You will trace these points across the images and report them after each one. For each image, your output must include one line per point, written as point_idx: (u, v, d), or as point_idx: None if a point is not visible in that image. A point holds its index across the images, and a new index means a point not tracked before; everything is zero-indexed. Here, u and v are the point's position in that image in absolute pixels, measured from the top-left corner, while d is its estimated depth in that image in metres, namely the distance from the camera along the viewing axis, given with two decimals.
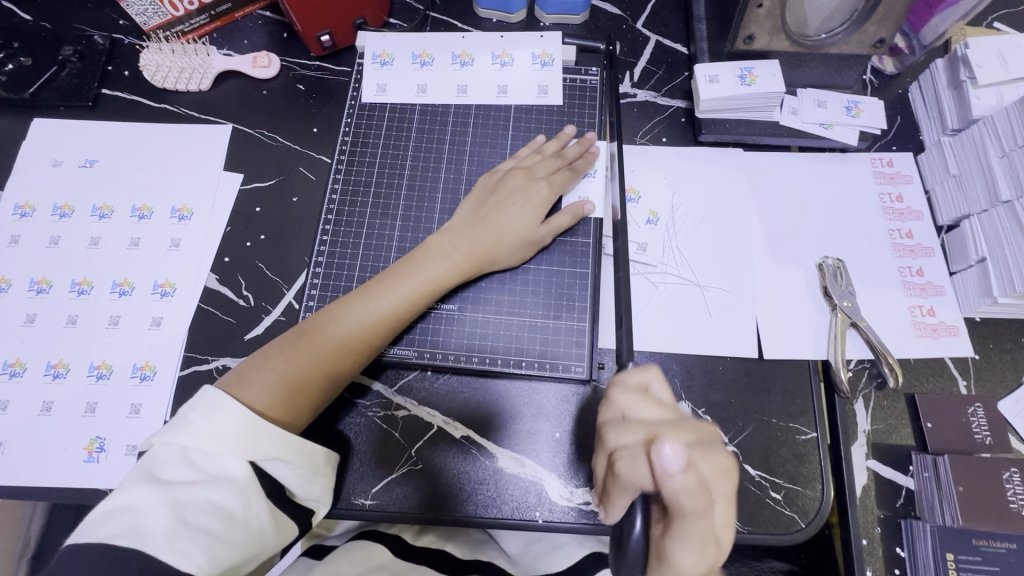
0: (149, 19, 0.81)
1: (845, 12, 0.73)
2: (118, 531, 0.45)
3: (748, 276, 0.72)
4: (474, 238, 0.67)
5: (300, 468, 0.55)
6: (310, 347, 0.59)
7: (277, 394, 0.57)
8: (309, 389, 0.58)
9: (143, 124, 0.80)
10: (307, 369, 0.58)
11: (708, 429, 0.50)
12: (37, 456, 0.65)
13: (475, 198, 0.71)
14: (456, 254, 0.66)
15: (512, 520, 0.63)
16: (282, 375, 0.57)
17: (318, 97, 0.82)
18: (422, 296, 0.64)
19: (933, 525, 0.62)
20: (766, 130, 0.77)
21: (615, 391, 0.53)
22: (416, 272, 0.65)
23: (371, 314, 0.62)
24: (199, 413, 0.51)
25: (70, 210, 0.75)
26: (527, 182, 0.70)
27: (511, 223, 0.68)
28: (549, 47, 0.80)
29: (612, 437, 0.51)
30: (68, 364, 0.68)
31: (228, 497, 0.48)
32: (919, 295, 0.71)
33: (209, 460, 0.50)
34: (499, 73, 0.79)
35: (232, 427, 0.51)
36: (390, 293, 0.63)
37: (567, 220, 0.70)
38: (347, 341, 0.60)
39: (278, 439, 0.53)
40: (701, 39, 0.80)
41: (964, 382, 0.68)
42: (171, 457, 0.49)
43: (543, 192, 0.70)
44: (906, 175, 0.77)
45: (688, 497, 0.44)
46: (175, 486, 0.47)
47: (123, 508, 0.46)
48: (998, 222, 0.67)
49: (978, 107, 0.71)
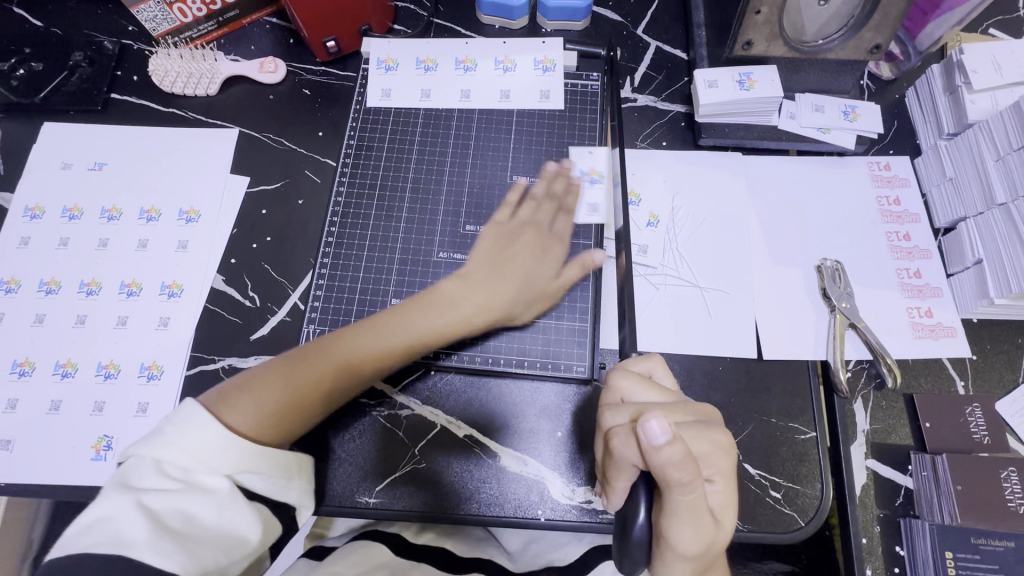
0: (158, 25, 0.83)
1: (841, 18, 0.74)
2: (97, 540, 0.45)
3: (748, 277, 0.73)
4: (482, 292, 0.66)
5: (276, 475, 0.54)
6: (299, 376, 0.58)
7: (257, 418, 0.55)
8: (289, 417, 0.57)
9: (152, 128, 0.81)
10: (292, 399, 0.57)
11: (706, 410, 0.53)
12: (46, 455, 0.66)
13: (487, 242, 0.69)
14: (463, 309, 0.65)
15: (514, 518, 0.63)
16: (267, 401, 0.56)
17: (323, 101, 0.83)
18: (419, 344, 0.63)
19: (932, 524, 0.62)
20: (765, 134, 0.78)
21: (615, 375, 0.56)
22: (418, 319, 0.64)
23: (364, 352, 0.61)
24: (175, 425, 0.52)
25: (79, 212, 0.76)
26: (542, 238, 0.69)
27: (525, 280, 0.67)
28: (551, 52, 0.81)
29: (608, 418, 0.53)
30: (76, 364, 0.69)
31: (201, 506, 0.48)
32: (916, 297, 0.72)
33: (182, 471, 0.50)
34: (502, 78, 0.81)
35: (203, 439, 0.51)
36: (390, 334, 0.63)
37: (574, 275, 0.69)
38: (335, 374, 0.60)
39: (249, 449, 0.53)
40: (700, 45, 0.81)
41: (962, 383, 0.69)
42: (145, 467, 0.49)
43: (556, 248, 0.69)
44: (903, 178, 0.78)
45: (675, 470, 0.44)
46: (149, 495, 0.47)
47: (100, 520, 0.46)
48: (994, 224, 0.68)
49: (974, 111, 0.72)
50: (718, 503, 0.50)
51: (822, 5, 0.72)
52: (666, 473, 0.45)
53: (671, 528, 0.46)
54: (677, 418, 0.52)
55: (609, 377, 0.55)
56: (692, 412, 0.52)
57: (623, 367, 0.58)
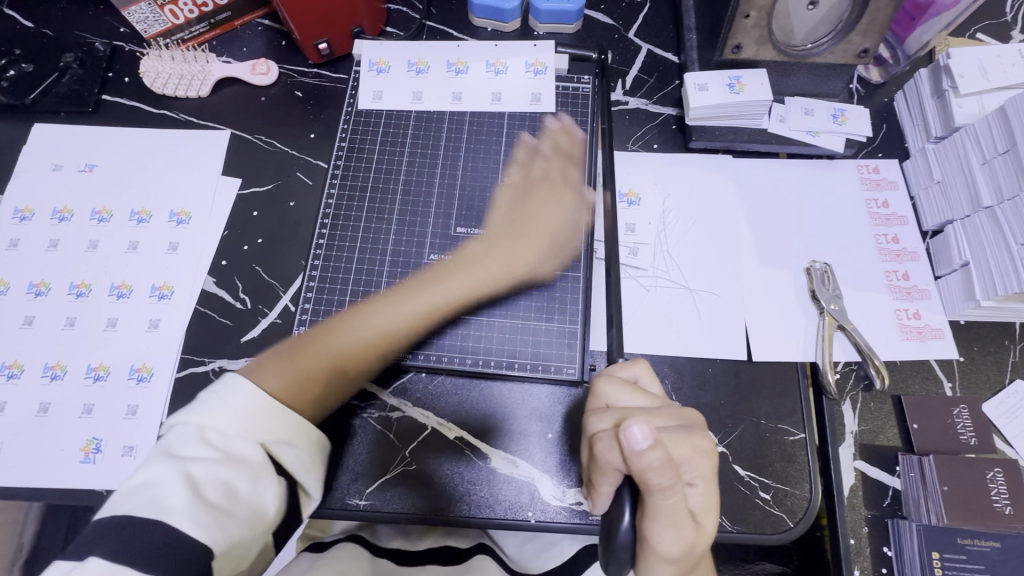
0: (150, 26, 0.83)
1: (831, 22, 0.74)
2: (137, 505, 0.42)
3: (738, 280, 0.73)
4: (497, 253, 0.71)
5: (310, 455, 0.53)
6: (334, 346, 0.62)
7: (291, 379, 0.56)
8: (323, 379, 0.59)
9: (143, 129, 0.81)
10: (327, 364, 0.60)
11: (690, 415, 0.53)
12: (35, 458, 0.65)
13: (504, 200, 0.74)
14: (482, 273, 0.69)
15: (505, 520, 0.63)
16: (301, 367, 0.58)
17: (315, 103, 0.83)
18: (438, 308, 0.68)
19: (919, 524, 0.62)
20: (755, 137, 0.79)
21: (600, 380, 0.55)
22: (436, 285, 0.69)
23: (392, 320, 0.66)
24: (218, 394, 0.49)
25: (69, 214, 0.76)
26: (554, 193, 0.74)
27: (541, 223, 0.72)
28: (542, 55, 0.81)
29: (594, 421, 0.52)
30: (66, 366, 0.69)
31: (242, 477, 0.46)
32: (905, 298, 0.73)
33: (226, 439, 0.47)
34: (493, 81, 0.81)
35: (251, 407, 0.49)
36: (412, 302, 0.67)
37: (587, 195, 0.74)
38: (364, 339, 0.63)
39: (290, 421, 0.51)
40: (691, 48, 0.82)
41: (949, 384, 0.70)
42: (188, 435, 0.46)
43: (564, 194, 0.74)
44: (892, 181, 0.78)
45: (656, 475, 0.45)
46: (192, 463, 0.45)
47: (142, 484, 0.44)
48: (980, 227, 0.68)
49: (960, 115, 0.72)
50: (699, 506, 0.50)
51: (811, 9, 0.72)
52: (647, 478, 0.45)
53: (653, 531, 0.47)
54: (661, 422, 0.51)
55: (595, 383, 0.55)
56: (676, 417, 0.52)
57: (608, 371, 0.58)
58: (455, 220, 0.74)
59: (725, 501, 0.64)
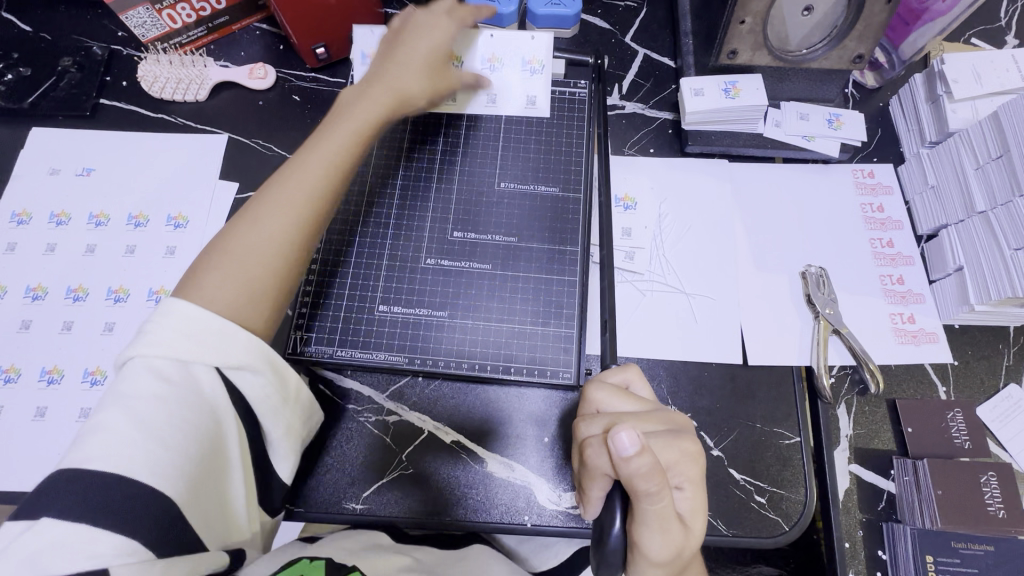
0: (148, 31, 0.82)
1: (825, 29, 0.75)
2: (92, 453, 0.42)
3: (734, 284, 0.74)
4: (386, 78, 0.66)
5: (270, 390, 0.51)
6: (249, 239, 0.55)
7: (230, 295, 0.52)
8: (263, 283, 0.54)
9: (140, 133, 0.81)
10: (257, 263, 0.54)
11: (679, 419, 0.54)
12: (33, 463, 0.65)
13: (378, 56, 0.69)
14: (370, 92, 0.65)
15: (501, 523, 0.63)
16: (225, 273, 0.53)
17: (312, 107, 0.84)
18: (356, 137, 0.62)
19: (914, 528, 0.63)
20: (751, 141, 0.79)
21: (591, 387, 0.56)
22: (337, 124, 0.63)
23: (301, 179, 0.58)
24: (159, 322, 0.48)
25: (67, 218, 0.76)
26: (427, 19, 0.70)
27: (411, 62, 0.68)
28: (539, 52, 0.81)
29: (584, 428, 0.53)
30: (63, 370, 0.69)
31: (198, 415, 0.46)
32: (900, 303, 0.73)
33: (176, 369, 0.46)
34: (489, 79, 0.80)
35: (192, 330, 0.48)
36: (314, 154, 0.60)
37: (455, 28, 0.71)
38: (285, 212, 0.56)
39: (246, 346, 0.49)
40: (688, 53, 0.82)
41: (943, 388, 0.70)
42: (137, 370, 0.45)
43: (444, 24, 0.70)
44: (887, 186, 0.79)
45: (642, 481, 0.45)
46: (141, 401, 0.44)
47: (94, 431, 0.43)
48: (974, 231, 0.69)
49: (954, 120, 0.73)
50: (687, 509, 0.51)
51: (806, 14, 0.73)
52: (635, 484, 0.46)
53: (643, 536, 0.47)
54: (649, 427, 0.52)
55: (587, 388, 0.55)
56: (664, 421, 0.53)
57: (600, 377, 0.58)
58: (340, 91, 0.69)
59: (721, 504, 0.65)
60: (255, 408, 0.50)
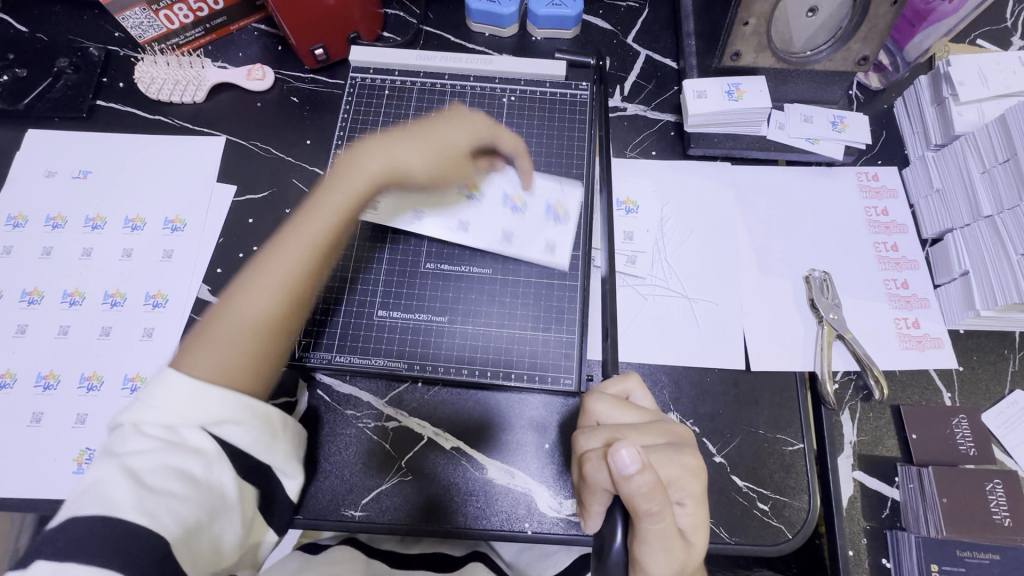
0: (145, 32, 0.82)
1: (830, 30, 0.74)
2: (84, 504, 0.42)
3: (736, 289, 0.73)
4: (389, 147, 0.63)
5: (259, 432, 0.50)
6: (235, 305, 0.53)
7: (224, 362, 0.50)
8: (249, 349, 0.52)
9: (137, 136, 0.81)
10: (242, 327, 0.52)
11: (680, 432, 0.53)
12: (29, 469, 0.65)
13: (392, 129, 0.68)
14: (368, 161, 0.62)
15: (502, 531, 0.63)
16: (212, 341, 0.51)
17: (311, 109, 0.83)
18: (345, 210, 0.59)
19: (918, 536, 0.62)
20: (754, 144, 0.78)
21: (591, 398, 0.55)
22: (333, 189, 0.60)
23: (291, 247, 0.56)
24: (146, 388, 0.48)
25: (63, 221, 0.75)
26: (447, 112, 0.68)
27: (423, 140, 0.65)
28: (567, 201, 0.73)
29: (584, 440, 0.52)
30: (59, 376, 0.69)
31: (190, 461, 0.45)
32: (904, 307, 0.72)
33: (164, 430, 0.46)
34: (508, 217, 0.72)
35: (177, 389, 0.47)
36: (306, 222, 0.58)
37: (482, 125, 0.68)
38: (274, 283, 0.54)
39: (228, 399, 0.48)
40: (690, 54, 0.82)
41: (948, 394, 0.69)
42: (126, 432, 0.45)
43: (464, 115, 0.68)
44: (891, 189, 0.78)
45: (643, 500, 0.45)
46: (133, 457, 0.44)
47: (86, 486, 0.43)
48: (979, 236, 0.68)
49: (960, 123, 0.72)
50: (688, 523, 0.51)
51: (810, 16, 0.72)
52: (637, 500, 0.46)
53: (644, 554, 0.47)
54: (649, 440, 0.52)
55: (587, 399, 0.54)
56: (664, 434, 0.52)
57: (599, 388, 0.57)
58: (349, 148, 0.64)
59: (724, 512, 0.64)
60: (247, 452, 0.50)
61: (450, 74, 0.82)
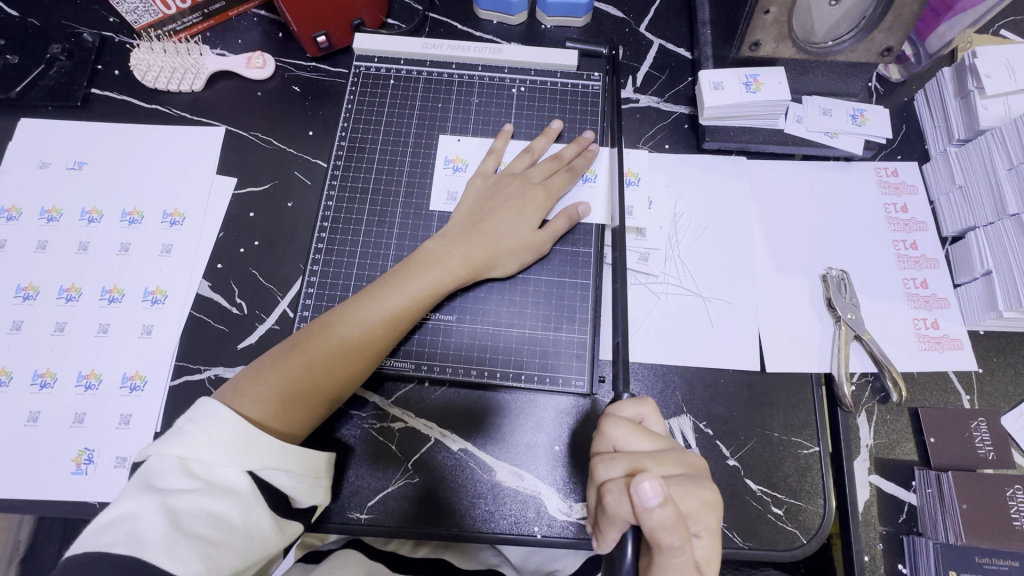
0: (140, 17, 0.78)
1: (853, 19, 0.71)
2: (116, 539, 0.44)
3: (750, 286, 0.71)
4: (471, 241, 0.66)
5: (301, 475, 0.54)
6: (303, 357, 0.57)
7: (279, 406, 0.55)
8: (307, 400, 0.57)
9: (134, 125, 0.78)
10: (304, 379, 0.57)
11: (698, 464, 0.51)
12: (27, 468, 0.63)
13: (470, 205, 0.69)
14: (452, 258, 0.65)
15: (510, 535, 0.61)
16: (278, 385, 0.56)
17: (313, 99, 0.80)
18: (418, 304, 0.62)
19: (936, 542, 0.61)
20: (771, 138, 0.76)
21: (607, 422, 0.53)
22: (415, 277, 0.63)
23: (365, 322, 0.60)
24: (196, 423, 0.50)
25: (58, 215, 0.73)
26: (523, 189, 0.69)
27: (502, 234, 0.67)
28: (635, 165, 0.75)
29: (602, 469, 0.51)
30: (56, 374, 0.67)
31: (228, 505, 0.47)
32: (923, 307, 0.70)
33: (208, 470, 0.48)
34: (580, 189, 0.73)
35: (226, 435, 0.50)
36: (384, 300, 0.61)
37: (545, 202, 0.69)
38: (342, 348, 0.59)
39: (274, 447, 0.52)
40: (706, 44, 0.79)
41: (967, 397, 0.68)
42: (168, 467, 0.48)
43: (540, 199, 0.69)
44: (911, 185, 0.76)
45: (665, 533, 0.44)
46: (173, 496, 0.46)
47: (121, 518, 0.45)
48: (1005, 234, 0.66)
49: (985, 117, 0.70)
50: (704, 556, 0.50)
51: (833, 5, 0.70)
52: (659, 535, 0.45)
53: None
54: (668, 471, 0.50)
55: (603, 425, 0.52)
56: (681, 465, 0.51)
57: (614, 409, 0.55)
58: (435, 232, 0.68)
59: (737, 516, 0.63)
60: (286, 494, 0.53)
61: (457, 63, 0.80)
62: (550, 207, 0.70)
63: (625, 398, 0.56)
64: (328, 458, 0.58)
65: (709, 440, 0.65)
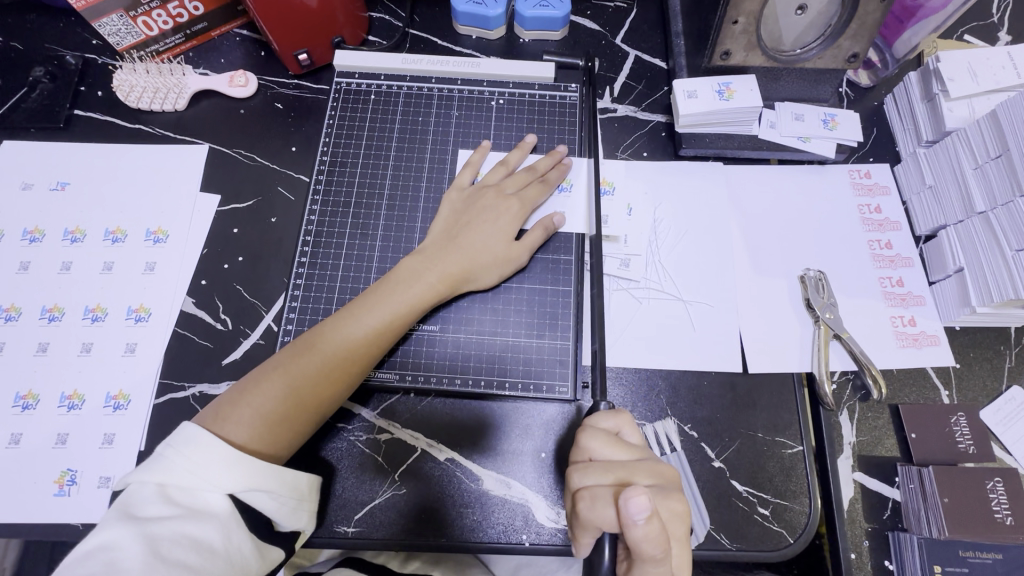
0: (122, 39, 0.80)
1: (819, 27, 0.74)
2: (92, 570, 0.43)
3: (730, 289, 0.72)
4: (450, 256, 0.66)
5: (284, 497, 0.53)
6: (288, 378, 0.58)
7: (264, 429, 0.55)
8: (293, 421, 0.57)
9: (117, 144, 0.79)
10: (290, 401, 0.57)
11: (669, 473, 0.51)
12: (8, 490, 0.63)
13: (445, 219, 0.70)
14: (432, 274, 0.65)
15: (499, 543, 0.61)
16: (263, 407, 0.56)
17: (296, 115, 0.81)
18: (400, 320, 0.63)
19: (921, 537, 0.61)
20: (746, 144, 0.78)
21: (584, 434, 0.53)
22: (396, 293, 0.63)
23: (348, 340, 0.60)
24: (176, 448, 0.50)
25: (41, 235, 0.73)
26: (497, 200, 0.70)
27: (478, 249, 0.67)
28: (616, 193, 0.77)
29: (577, 478, 0.50)
30: (38, 395, 0.66)
31: (209, 530, 0.47)
32: (900, 305, 0.72)
33: (188, 495, 0.48)
34: (557, 199, 0.74)
35: (209, 458, 0.50)
36: (366, 317, 0.62)
37: (521, 212, 0.70)
38: (327, 366, 0.59)
39: (257, 469, 0.52)
40: (680, 54, 0.81)
41: (946, 392, 0.69)
42: (148, 494, 0.47)
43: (514, 208, 0.70)
44: (884, 186, 0.77)
45: (650, 545, 0.44)
46: (153, 523, 0.46)
47: (97, 548, 0.44)
48: (973, 232, 0.67)
49: (952, 119, 0.72)
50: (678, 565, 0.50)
51: (799, 14, 0.72)
52: (640, 547, 0.44)
53: None
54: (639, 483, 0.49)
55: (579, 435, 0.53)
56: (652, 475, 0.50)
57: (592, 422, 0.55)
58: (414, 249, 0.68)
59: (723, 518, 0.63)
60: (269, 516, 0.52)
61: (437, 78, 0.81)
62: (524, 218, 0.71)
63: (603, 408, 0.56)
64: (312, 480, 0.57)
65: (694, 442, 0.66)
